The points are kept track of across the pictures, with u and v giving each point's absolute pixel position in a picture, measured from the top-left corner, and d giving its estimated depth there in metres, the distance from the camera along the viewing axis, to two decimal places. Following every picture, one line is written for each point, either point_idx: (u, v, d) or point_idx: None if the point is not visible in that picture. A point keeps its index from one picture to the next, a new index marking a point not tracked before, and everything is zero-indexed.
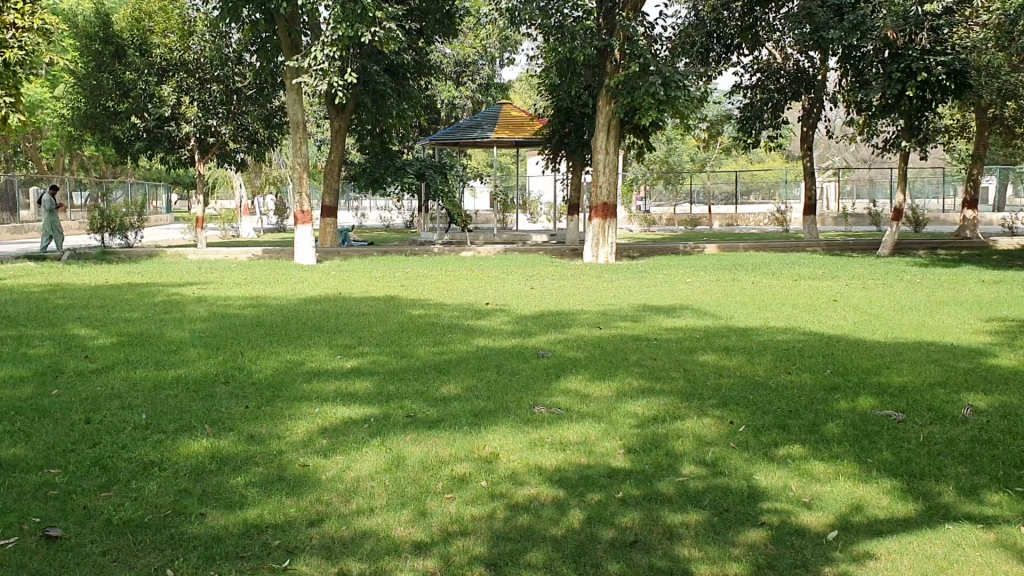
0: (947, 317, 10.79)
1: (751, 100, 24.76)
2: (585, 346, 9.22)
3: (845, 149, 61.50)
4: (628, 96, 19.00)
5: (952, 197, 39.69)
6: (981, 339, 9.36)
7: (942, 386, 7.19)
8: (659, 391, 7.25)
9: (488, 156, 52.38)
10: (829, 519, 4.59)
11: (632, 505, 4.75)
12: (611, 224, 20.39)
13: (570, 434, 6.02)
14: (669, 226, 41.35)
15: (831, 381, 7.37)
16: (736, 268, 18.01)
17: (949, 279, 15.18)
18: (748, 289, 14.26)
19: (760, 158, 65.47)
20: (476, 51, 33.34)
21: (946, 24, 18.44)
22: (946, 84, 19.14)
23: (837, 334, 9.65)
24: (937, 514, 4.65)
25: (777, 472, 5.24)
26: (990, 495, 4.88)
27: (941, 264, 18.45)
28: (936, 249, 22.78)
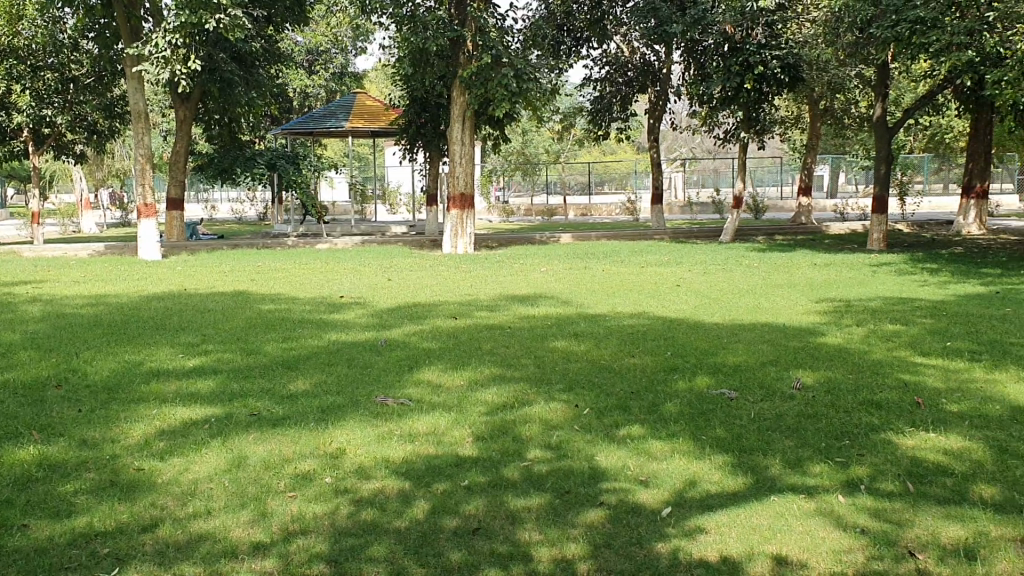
0: (780, 300, 11.34)
1: (601, 93, 25.22)
2: (437, 337, 9.24)
3: (691, 141, 63.98)
4: (480, 87, 18.99)
5: (790, 185, 41.62)
6: (810, 319, 9.90)
7: (773, 365, 7.56)
8: (509, 378, 7.35)
9: (344, 147, 51.66)
10: (664, 496, 4.76)
11: (476, 493, 4.80)
12: (469, 214, 20.45)
13: (417, 425, 6.02)
14: (527, 217, 41.86)
15: (671, 363, 7.66)
16: (588, 257, 18.40)
17: (785, 263, 15.91)
18: (597, 277, 14.57)
19: (611, 150, 67.39)
20: (329, 39, 32.72)
21: (780, 20, 19.26)
22: (781, 78, 19.80)
23: (680, 318, 10.00)
24: (764, 486, 4.88)
25: (617, 452, 5.41)
26: (812, 467, 5.15)
27: (779, 249, 19.33)
28: (774, 236, 23.94)
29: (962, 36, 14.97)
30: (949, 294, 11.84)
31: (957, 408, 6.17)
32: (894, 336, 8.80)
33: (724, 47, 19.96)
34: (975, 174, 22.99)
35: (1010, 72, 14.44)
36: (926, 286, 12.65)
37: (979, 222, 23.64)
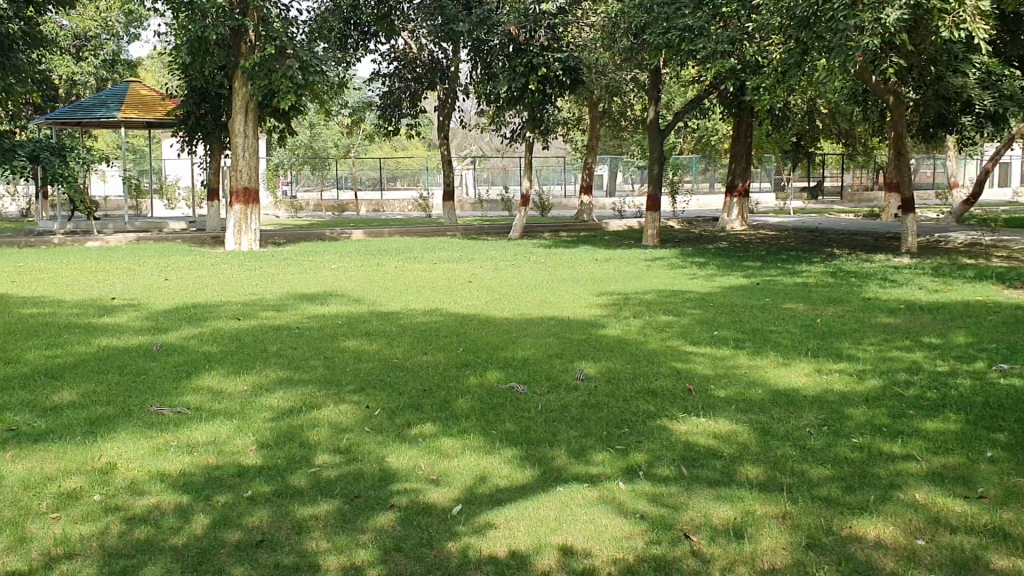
0: (565, 294, 11.69)
1: (390, 88, 25.10)
2: (221, 340, 8.85)
3: (480, 140, 65.10)
4: (264, 79, 18.37)
5: (574, 183, 43.05)
6: (593, 312, 10.27)
7: (559, 358, 7.77)
8: (296, 381, 7.14)
9: (117, 137, 48.63)
10: (454, 495, 4.77)
11: (261, 503, 4.62)
12: (254, 210, 19.78)
13: (196, 435, 5.73)
14: (316, 213, 41.03)
15: (462, 359, 7.71)
16: (379, 253, 18.29)
17: (569, 259, 16.44)
18: (387, 274, 14.46)
19: (401, 146, 67.38)
20: (98, 24, 30.63)
21: (561, 24, 19.77)
22: (562, 80, 20.38)
23: (470, 314, 10.10)
24: (550, 478, 4.98)
25: (408, 452, 5.37)
26: (596, 456, 5.32)
27: (564, 245, 19.97)
28: (559, 232, 24.73)
29: (726, 44, 16.26)
30: (717, 286, 12.66)
31: (724, 394, 6.58)
32: (668, 327, 9.28)
33: (508, 47, 20.31)
34: (737, 174, 24.65)
35: (767, 79, 15.71)
36: (696, 279, 13.45)
37: (741, 219, 25.43)
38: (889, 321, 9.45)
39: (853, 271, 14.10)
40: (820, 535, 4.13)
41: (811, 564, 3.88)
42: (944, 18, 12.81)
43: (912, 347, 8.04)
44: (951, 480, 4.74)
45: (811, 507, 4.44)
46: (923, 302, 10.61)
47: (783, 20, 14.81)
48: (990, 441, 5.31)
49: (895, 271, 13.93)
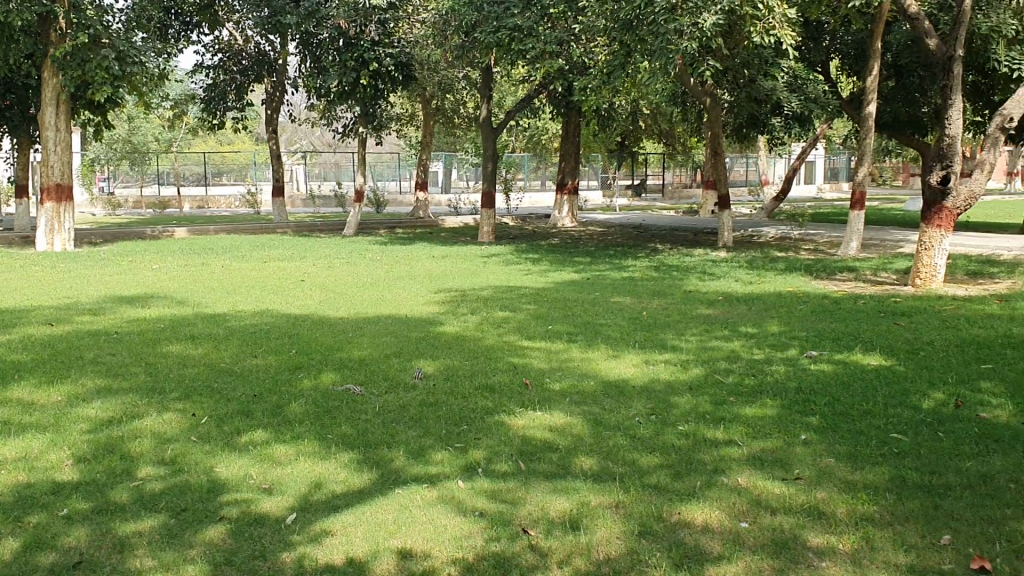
0: (400, 292, 11.62)
1: (214, 81, 24.08)
2: (31, 347, 8.26)
3: (311, 136, 63.96)
4: (77, 69, 17.27)
5: (408, 179, 42.79)
6: (429, 309, 10.25)
7: (396, 356, 7.71)
8: (117, 389, 6.76)
9: None
10: (288, 503, 4.62)
11: (78, 523, 4.33)
12: (67, 207, 18.64)
13: (4, 451, 5.32)
14: (137, 209, 39.09)
15: (295, 361, 7.51)
16: (206, 252, 17.63)
17: (404, 255, 16.37)
18: (214, 274, 13.90)
19: (229, 141, 65.25)
20: None
21: (391, 19, 19.78)
22: (394, 76, 20.40)
23: (303, 314, 9.87)
24: (388, 480, 4.92)
25: (239, 461, 5.17)
26: (434, 455, 5.28)
27: (399, 242, 19.87)
28: (394, 229, 24.59)
29: (553, 44, 16.61)
30: (550, 281, 12.92)
31: (559, 387, 6.70)
32: (503, 323, 9.37)
33: (338, 41, 20.02)
34: (567, 172, 25.18)
35: (593, 79, 16.13)
36: (529, 275, 13.64)
37: (572, 216, 26.01)
38: (710, 312, 9.90)
39: (677, 265, 14.70)
40: (652, 522, 4.26)
41: (643, 550, 3.99)
42: (755, 24, 13.52)
43: (731, 337, 8.45)
44: (769, 463, 5.00)
45: (642, 495, 4.58)
46: (740, 294, 11.16)
47: (608, 21, 15.25)
48: (803, 424, 5.64)
49: (715, 265, 14.60)
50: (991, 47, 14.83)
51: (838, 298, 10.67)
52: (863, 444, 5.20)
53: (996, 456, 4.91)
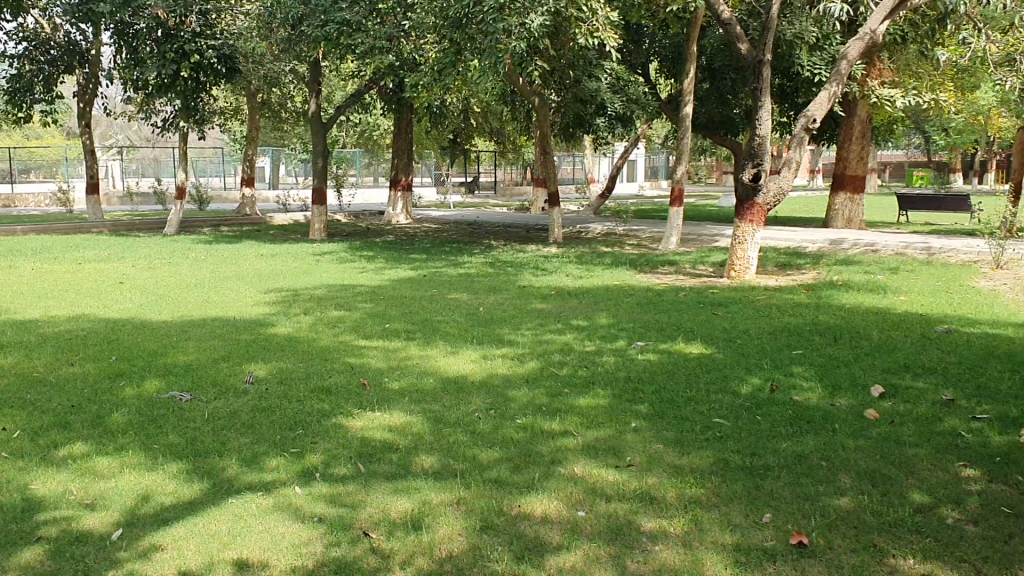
0: (229, 292, 11.23)
1: (20, 72, 22.09)
2: None
3: (127, 130, 60.76)
4: None
5: (233, 175, 41.32)
6: (260, 310, 9.96)
7: (226, 360, 7.44)
8: None
9: None
10: (114, 518, 4.38)
11: None
12: None
13: None
14: None
15: (116, 368, 7.12)
16: (11, 254, 16.41)
17: (231, 255, 15.82)
18: (22, 277, 12.98)
19: (34, 135, 61.03)
20: None
21: (214, 10, 19.29)
22: (217, 68, 19.45)
23: (124, 318, 9.37)
24: (221, 489, 4.75)
25: (57, 477, 4.86)
26: (269, 461, 5.14)
27: (226, 240, 19.17)
28: (220, 227, 23.70)
29: (383, 40, 16.46)
30: (385, 279, 12.82)
31: (396, 387, 6.66)
32: (338, 322, 9.22)
33: (156, 33, 18.76)
34: (400, 169, 25.00)
35: (424, 76, 16.13)
36: (362, 272, 13.47)
37: (405, 212, 25.82)
38: (542, 307, 10.09)
39: (510, 261, 14.90)
40: (493, 517, 4.31)
41: (486, 546, 4.02)
42: (580, 26, 13.88)
43: (564, 330, 8.64)
44: (604, 451, 5.16)
45: (483, 491, 4.62)
46: (572, 288, 11.44)
47: (438, 19, 15.25)
48: (633, 412, 5.85)
49: (547, 260, 14.90)
50: (795, 53, 15.87)
51: (662, 290, 11.11)
52: (690, 430, 5.44)
53: (808, 436, 5.26)
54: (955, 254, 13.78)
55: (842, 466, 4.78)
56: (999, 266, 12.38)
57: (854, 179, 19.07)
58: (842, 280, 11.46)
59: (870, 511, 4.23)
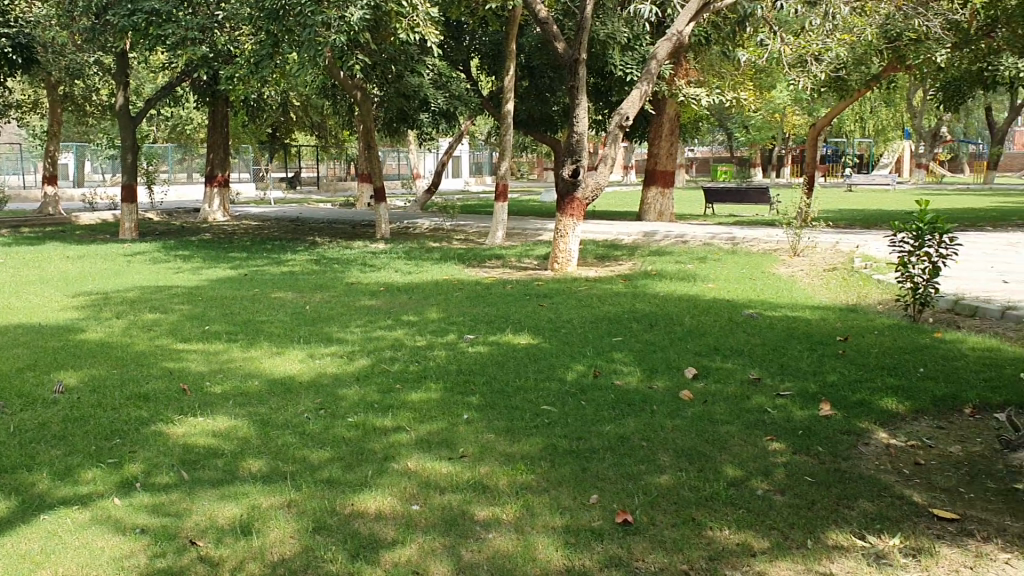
0: (33, 297, 10.50)
1: None
2: None
3: None
4: None
5: (33, 172, 38.61)
6: (68, 315, 9.38)
7: (32, 370, 6.97)
8: None
9: None
10: None
11: None
12: None
13: None
14: None
15: None
16: None
17: (34, 257, 14.78)
18: None
19: None
20: None
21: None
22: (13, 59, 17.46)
23: None
24: (34, 506, 4.46)
25: None
26: (84, 474, 4.87)
27: (27, 242, 17.90)
28: (19, 227, 22.09)
29: (196, 31, 15.83)
30: (204, 278, 12.35)
31: (221, 390, 6.45)
32: (154, 325, 8.81)
33: None
34: (216, 164, 24.09)
35: (240, 69, 15.61)
36: (179, 273, 12.92)
37: (224, 210, 24.86)
38: (370, 303, 10.02)
39: (334, 258, 14.68)
40: (326, 517, 4.26)
41: (320, 546, 3.98)
42: (401, 21, 13.85)
43: (393, 326, 8.62)
44: (436, 444, 5.20)
45: (314, 491, 4.56)
46: (400, 283, 11.42)
47: (253, 10, 14.80)
48: (463, 404, 5.92)
49: (374, 256, 14.80)
50: (608, 53, 16.43)
51: (489, 284, 11.27)
52: (519, 418, 5.57)
53: (629, 418, 5.50)
54: (757, 243, 14.70)
55: (661, 446, 5.03)
56: (797, 253, 13.31)
57: (665, 174, 19.94)
58: (657, 270, 12.00)
59: (688, 487, 4.47)
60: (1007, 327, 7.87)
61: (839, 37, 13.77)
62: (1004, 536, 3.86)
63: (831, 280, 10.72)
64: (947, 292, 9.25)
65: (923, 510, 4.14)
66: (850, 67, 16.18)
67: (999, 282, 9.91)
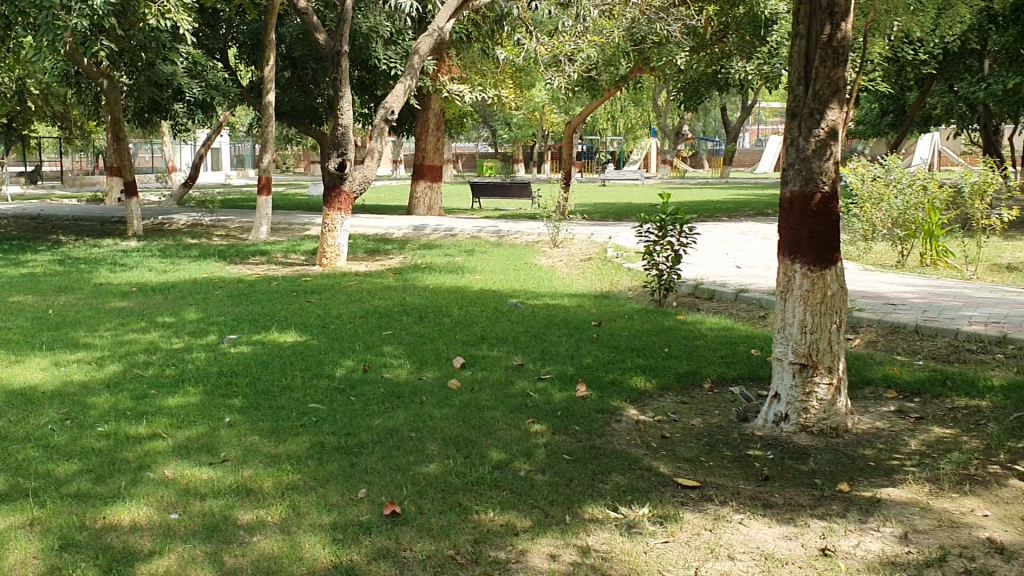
0: None
1: None
2: None
3: None
4: None
5: None
6: None
7: None
8: None
9: None
10: None
11: None
12: None
13: None
14: None
15: None
16: None
17: None
18: None
19: None
20: None
21: None
22: None
23: None
24: None
25: None
26: None
27: None
28: None
29: None
30: None
31: None
32: None
33: None
34: None
35: None
36: None
37: None
38: (122, 304, 9.43)
39: (82, 257, 13.68)
40: (75, 533, 3.99)
41: (67, 565, 3.72)
42: (151, 6, 13.07)
43: (149, 328, 8.17)
44: (196, 450, 4.99)
45: (60, 507, 4.25)
46: (155, 283, 10.82)
47: None
48: (226, 407, 5.72)
49: (125, 255, 13.92)
50: (371, 46, 16.36)
51: (252, 281, 10.93)
52: (285, 418, 5.46)
53: (397, 410, 5.53)
54: (520, 235, 15.19)
55: (429, 436, 5.09)
56: (557, 244, 13.86)
57: (432, 169, 20.12)
58: (425, 263, 12.10)
59: (454, 474, 4.56)
60: (741, 308, 8.60)
61: (589, 37, 14.41)
62: (738, 497, 4.22)
63: (587, 269, 11.26)
64: (689, 277, 9.98)
65: (669, 480, 4.46)
66: (600, 68, 16.90)
67: (733, 268, 10.80)
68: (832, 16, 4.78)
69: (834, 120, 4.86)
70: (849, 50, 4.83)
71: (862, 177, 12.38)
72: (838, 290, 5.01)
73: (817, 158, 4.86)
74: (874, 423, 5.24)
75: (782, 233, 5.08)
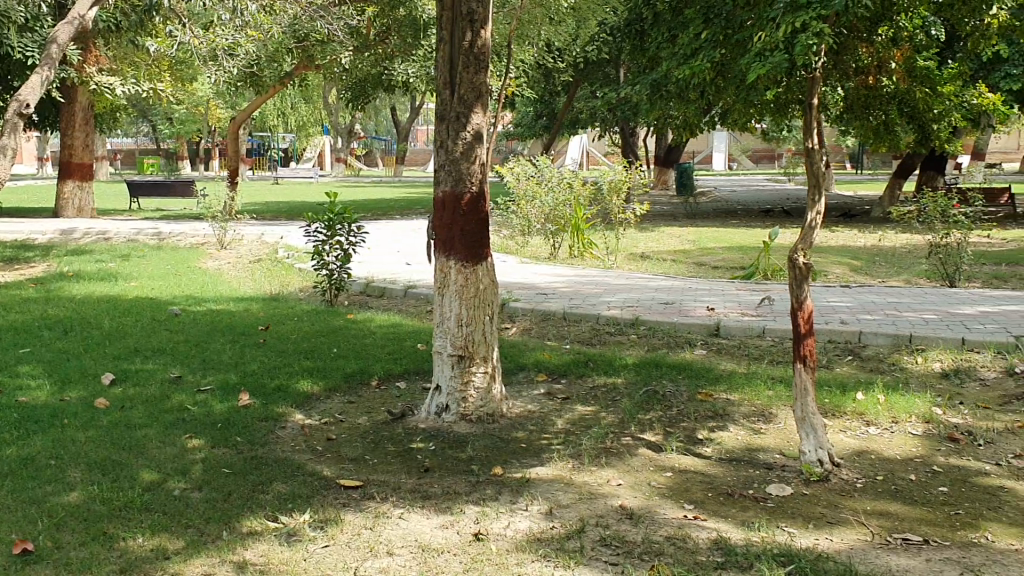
0: None
1: None
2: None
3: None
4: None
5: None
6: None
7: None
8: None
9: None
10: None
11: None
12: None
13: None
14: None
15: None
16: None
17: None
18: None
19: None
20: None
21: None
22: None
23: None
24: None
25: None
26: None
27: None
28: None
29: None
30: None
31: None
32: None
33: None
34: None
35: None
36: None
37: None
38: None
39: None
40: None
41: None
42: None
43: None
44: None
45: None
46: None
47: None
48: None
49: None
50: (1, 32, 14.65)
51: None
52: None
53: (34, 437, 5.01)
54: (183, 238, 14.42)
55: (72, 461, 4.67)
56: (224, 246, 13.30)
57: (81, 168, 18.48)
58: (73, 271, 11.10)
59: (99, 501, 4.22)
60: (408, 304, 8.77)
61: (248, 32, 13.84)
62: (399, 492, 4.30)
63: (255, 271, 10.93)
64: (359, 275, 10.03)
65: (331, 482, 4.44)
66: (262, 64, 16.24)
67: (402, 264, 11.00)
68: (472, 23, 5.00)
69: (478, 124, 5.08)
70: (487, 57, 5.07)
71: (517, 176, 13.06)
72: (488, 285, 5.26)
73: (465, 159, 5.06)
74: (527, 407, 5.57)
75: (435, 232, 5.23)
